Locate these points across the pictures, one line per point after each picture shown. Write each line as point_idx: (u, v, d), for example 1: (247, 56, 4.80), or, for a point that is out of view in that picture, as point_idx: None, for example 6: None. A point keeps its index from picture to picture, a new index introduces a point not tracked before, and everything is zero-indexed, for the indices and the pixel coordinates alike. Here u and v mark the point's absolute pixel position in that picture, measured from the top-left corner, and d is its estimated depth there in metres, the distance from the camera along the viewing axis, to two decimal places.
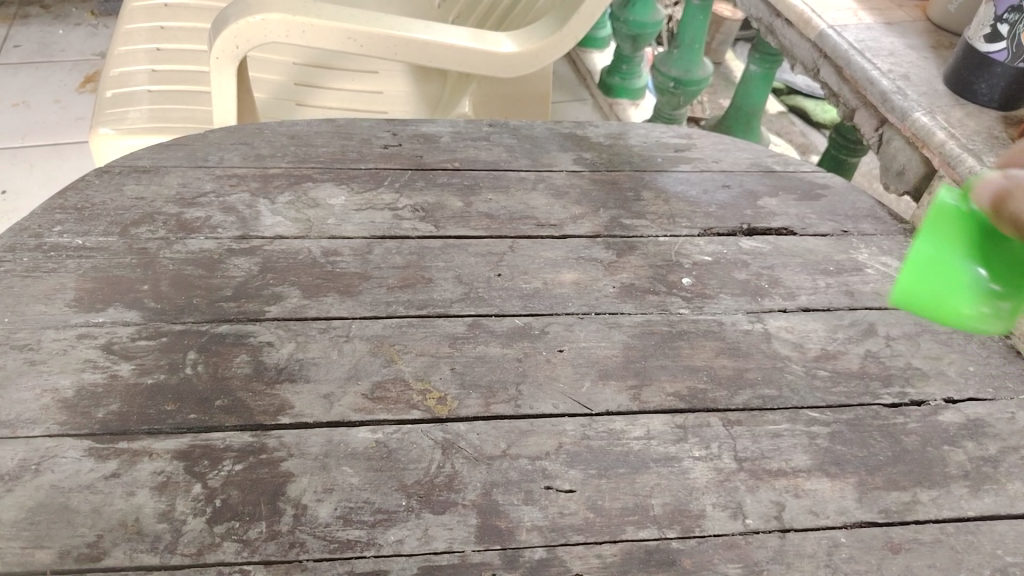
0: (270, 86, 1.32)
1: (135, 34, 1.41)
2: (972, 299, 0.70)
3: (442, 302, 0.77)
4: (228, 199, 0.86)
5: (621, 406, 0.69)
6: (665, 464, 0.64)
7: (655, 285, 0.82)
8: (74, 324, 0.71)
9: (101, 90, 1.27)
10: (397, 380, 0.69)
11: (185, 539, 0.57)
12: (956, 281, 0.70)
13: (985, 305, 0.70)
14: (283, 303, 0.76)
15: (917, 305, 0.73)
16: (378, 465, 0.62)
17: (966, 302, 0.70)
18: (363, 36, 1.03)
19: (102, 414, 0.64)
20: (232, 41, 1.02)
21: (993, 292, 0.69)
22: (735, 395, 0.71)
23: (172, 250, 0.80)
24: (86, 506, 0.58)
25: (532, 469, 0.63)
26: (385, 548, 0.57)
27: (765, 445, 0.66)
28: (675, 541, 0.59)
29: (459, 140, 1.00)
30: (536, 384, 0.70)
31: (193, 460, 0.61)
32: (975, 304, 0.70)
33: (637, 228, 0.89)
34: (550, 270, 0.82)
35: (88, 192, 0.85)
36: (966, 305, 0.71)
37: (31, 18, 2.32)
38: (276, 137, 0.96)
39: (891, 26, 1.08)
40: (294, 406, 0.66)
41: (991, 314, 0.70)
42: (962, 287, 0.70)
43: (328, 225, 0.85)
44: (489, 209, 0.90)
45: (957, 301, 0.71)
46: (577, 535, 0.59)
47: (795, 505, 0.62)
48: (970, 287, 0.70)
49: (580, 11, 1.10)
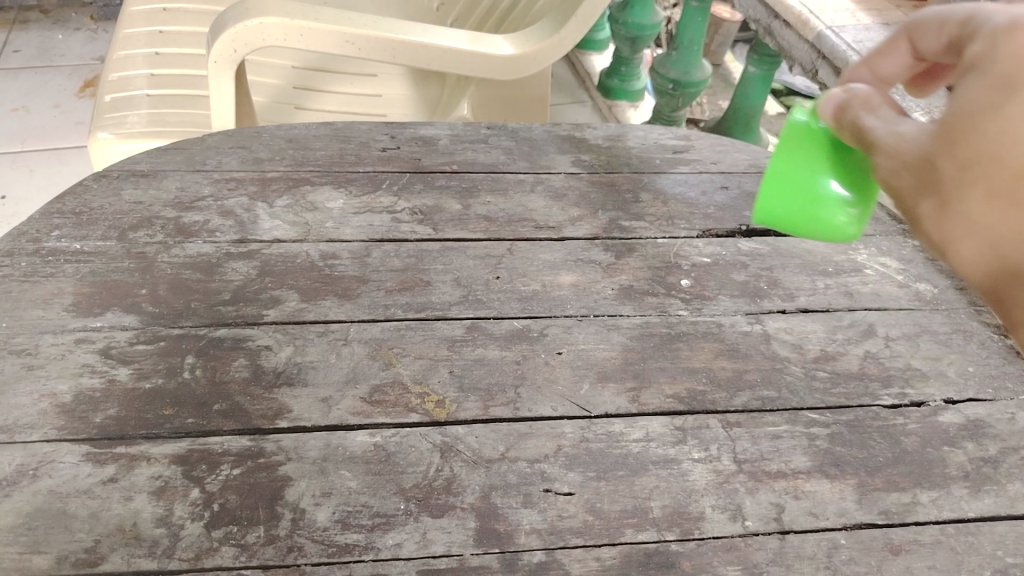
0: (269, 90, 1.33)
1: (134, 38, 1.41)
2: (832, 208, 0.68)
3: (441, 305, 0.77)
4: (226, 203, 0.86)
5: (620, 409, 0.69)
6: (664, 466, 0.64)
7: (653, 286, 0.82)
8: (72, 329, 0.71)
9: (100, 94, 1.28)
10: (396, 383, 0.69)
11: (183, 544, 0.57)
12: (817, 197, 0.67)
13: (843, 213, 0.68)
14: (281, 307, 0.76)
15: (781, 220, 0.70)
16: (376, 469, 0.62)
17: (829, 211, 0.68)
18: (361, 40, 1.03)
19: (100, 419, 0.64)
20: (230, 45, 1.02)
21: (841, 203, 0.67)
22: (735, 396, 0.70)
23: (170, 254, 0.80)
24: (84, 511, 0.58)
25: (531, 471, 0.63)
26: (383, 551, 0.57)
27: (764, 446, 0.66)
28: (674, 543, 0.59)
29: (457, 143, 1.00)
30: (535, 386, 0.70)
31: (192, 465, 0.61)
32: (837, 212, 0.68)
33: (635, 230, 0.89)
34: (549, 272, 0.82)
35: (86, 197, 0.85)
36: (839, 212, 0.68)
37: (31, 23, 2.32)
38: (275, 141, 0.96)
39: (889, 26, 1.08)
40: (292, 410, 0.66)
41: (847, 223, 0.68)
42: (826, 198, 0.67)
43: (326, 228, 0.85)
44: (487, 212, 0.90)
45: (828, 211, 0.68)
46: (577, 538, 0.59)
47: (795, 507, 0.62)
48: (830, 201, 0.67)
49: (577, 13, 1.10)
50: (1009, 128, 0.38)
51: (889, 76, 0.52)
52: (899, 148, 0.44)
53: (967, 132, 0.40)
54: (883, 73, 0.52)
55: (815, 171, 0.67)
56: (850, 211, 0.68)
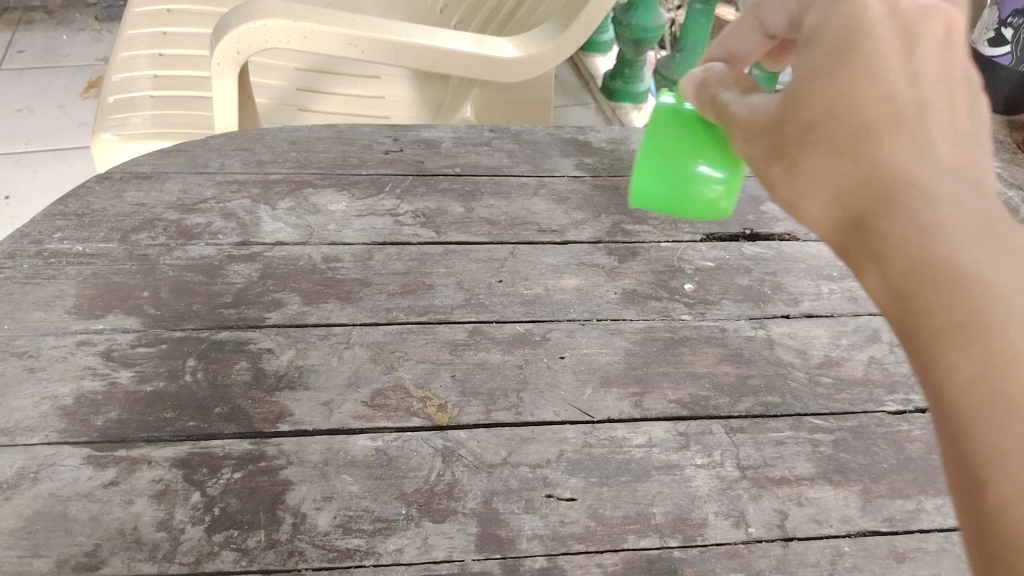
0: (272, 91, 1.33)
1: (137, 39, 1.41)
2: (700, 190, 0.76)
3: (443, 308, 0.77)
4: (228, 205, 0.86)
5: (622, 414, 0.68)
6: (667, 472, 0.64)
7: (656, 290, 0.81)
8: (73, 331, 0.71)
9: (104, 95, 1.28)
10: (397, 387, 0.69)
11: (183, 548, 0.56)
12: (686, 179, 0.76)
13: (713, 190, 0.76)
14: (282, 310, 0.75)
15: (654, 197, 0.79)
16: (378, 473, 0.62)
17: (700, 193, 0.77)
18: (364, 42, 1.03)
19: (101, 422, 0.64)
20: (233, 47, 1.02)
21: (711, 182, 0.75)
22: (738, 402, 0.70)
23: (172, 256, 0.79)
24: (85, 514, 0.58)
25: (533, 477, 0.63)
26: (384, 556, 0.57)
27: (767, 452, 0.66)
28: (677, 550, 0.59)
29: (460, 145, 0.99)
30: (538, 391, 0.70)
31: (193, 468, 0.61)
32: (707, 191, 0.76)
33: (638, 233, 0.89)
34: (551, 276, 0.82)
35: (88, 199, 0.85)
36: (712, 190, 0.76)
37: (35, 23, 2.32)
38: (277, 143, 0.96)
39: None
40: (293, 413, 0.66)
41: (719, 196, 0.76)
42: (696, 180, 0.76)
43: (329, 231, 0.85)
44: (490, 215, 0.89)
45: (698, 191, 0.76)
46: (579, 544, 0.59)
47: (799, 513, 0.62)
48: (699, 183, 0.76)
49: (581, 17, 1.09)
50: (833, 101, 0.48)
51: (740, 53, 0.66)
52: (752, 116, 0.58)
53: (807, 109, 0.50)
54: (733, 50, 0.66)
55: (685, 152, 0.74)
56: (718, 188, 0.75)
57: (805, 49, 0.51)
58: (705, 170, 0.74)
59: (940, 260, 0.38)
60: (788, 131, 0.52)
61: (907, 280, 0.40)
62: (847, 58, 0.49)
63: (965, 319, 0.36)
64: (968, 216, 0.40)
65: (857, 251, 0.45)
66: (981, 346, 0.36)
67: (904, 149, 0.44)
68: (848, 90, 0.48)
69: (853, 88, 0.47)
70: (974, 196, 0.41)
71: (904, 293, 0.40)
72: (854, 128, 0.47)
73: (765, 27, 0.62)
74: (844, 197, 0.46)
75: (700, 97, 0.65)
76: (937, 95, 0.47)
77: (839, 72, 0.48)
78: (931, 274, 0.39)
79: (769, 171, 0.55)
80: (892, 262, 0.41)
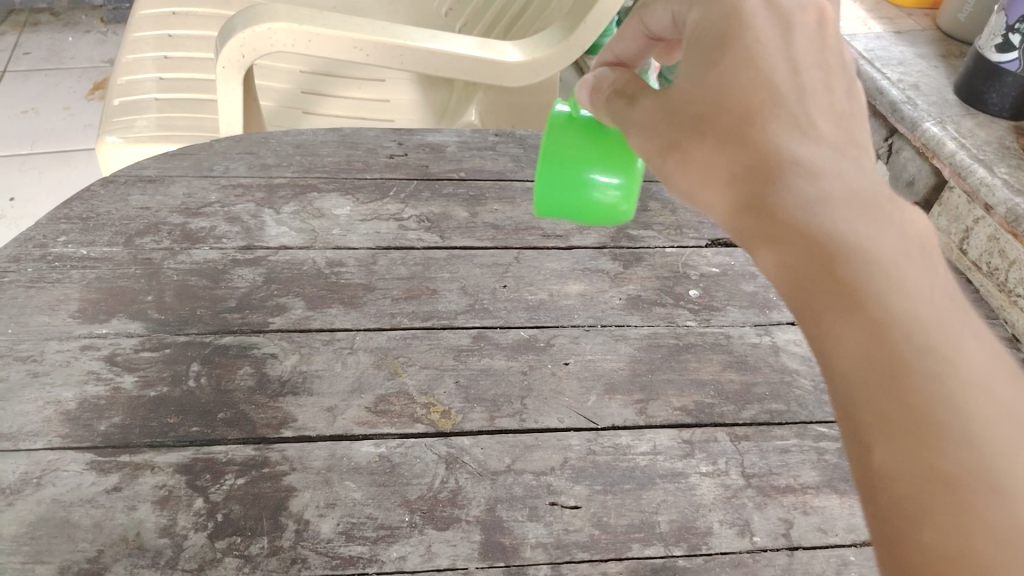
0: (277, 95, 1.33)
1: (143, 42, 1.41)
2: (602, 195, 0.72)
3: (447, 313, 0.77)
4: (233, 209, 0.86)
5: (627, 421, 0.68)
6: (672, 480, 0.63)
7: (661, 296, 0.81)
8: (77, 336, 0.71)
9: (110, 98, 1.28)
10: (401, 393, 0.69)
11: (185, 555, 0.56)
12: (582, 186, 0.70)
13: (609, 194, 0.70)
14: (286, 315, 0.75)
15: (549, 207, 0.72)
16: (381, 480, 0.62)
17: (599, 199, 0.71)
18: (368, 45, 1.03)
19: (105, 427, 0.64)
20: (238, 51, 1.02)
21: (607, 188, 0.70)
22: (743, 409, 0.70)
23: (176, 260, 0.79)
24: (87, 520, 0.58)
25: (537, 484, 0.62)
26: (387, 564, 0.57)
27: (773, 461, 0.65)
28: (681, 559, 0.58)
29: (464, 150, 0.99)
30: (542, 398, 0.69)
31: (196, 474, 0.61)
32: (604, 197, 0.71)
33: (643, 239, 0.88)
34: (556, 281, 0.82)
35: (93, 202, 0.85)
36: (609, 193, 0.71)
37: (41, 25, 2.33)
38: (282, 147, 0.96)
39: (901, 35, 1.13)
40: (297, 419, 0.66)
41: (617, 201, 0.71)
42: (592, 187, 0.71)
43: (333, 235, 0.85)
44: (494, 220, 0.89)
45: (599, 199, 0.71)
46: (583, 552, 0.58)
47: (804, 522, 0.61)
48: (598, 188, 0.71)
49: (586, 21, 1.09)
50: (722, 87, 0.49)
51: (630, 57, 0.65)
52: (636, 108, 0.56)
53: (698, 97, 0.51)
54: (622, 54, 0.65)
55: (580, 158, 0.69)
56: (615, 194, 0.70)
57: (688, 49, 0.53)
58: (599, 179, 0.69)
59: (831, 234, 0.38)
60: (670, 125, 0.53)
61: (797, 260, 0.39)
62: (730, 46, 0.50)
63: (859, 293, 0.36)
64: (853, 187, 0.41)
65: (746, 238, 0.44)
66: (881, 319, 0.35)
67: (789, 130, 0.46)
68: (732, 79, 0.49)
69: (735, 76, 0.49)
70: (857, 173, 0.43)
71: (798, 273, 0.39)
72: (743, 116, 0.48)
73: (649, 31, 0.62)
74: (735, 184, 0.46)
75: (590, 97, 0.62)
76: (815, 80, 0.49)
77: (722, 62, 0.50)
78: (824, 249, 0.38)
79: (656, 167, 0.54)
80: (781, 241, 0.40)
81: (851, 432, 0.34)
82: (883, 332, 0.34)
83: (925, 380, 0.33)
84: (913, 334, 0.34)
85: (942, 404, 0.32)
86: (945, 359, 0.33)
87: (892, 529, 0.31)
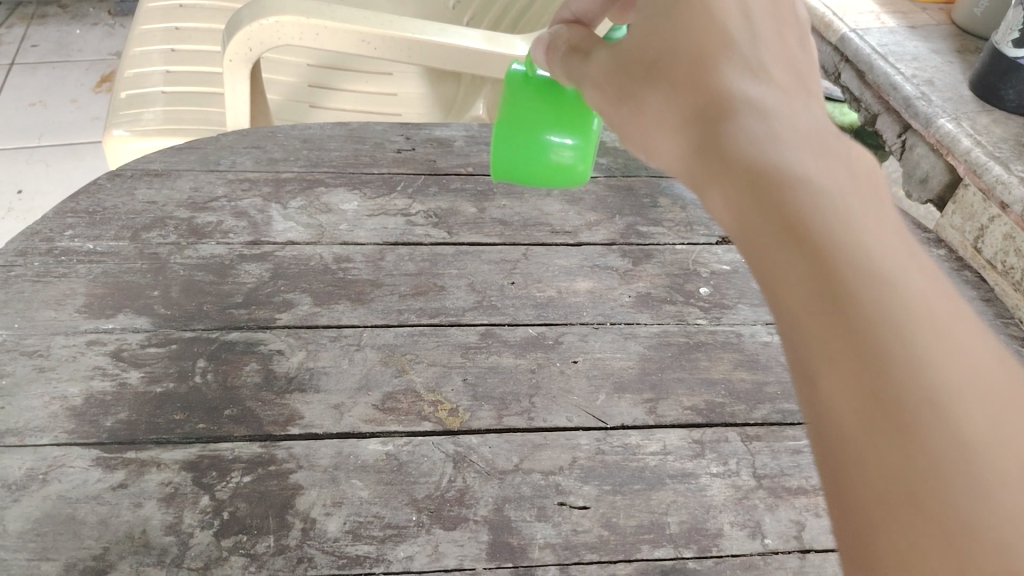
0: (284, 88, 1.32)
1: (149, 35, 1.41)
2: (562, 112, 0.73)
3: (455, 310, 0.76)
4: (240, 204, 0.86)
5: (636, 420, 0.67)
6: (682, 481, 0.63)
7: (672, 294, 0.80)
8: (83, 331, 0.71)
9: (117, 91, 1.27)
10: (408, 391, 0.68)
11: (191, 553, 0.56)
12: (538, 149, 0.73)
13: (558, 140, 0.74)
14: (293, 310, 0.75)
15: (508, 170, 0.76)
16: (388, 478, 0.61)
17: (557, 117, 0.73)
18: (376, 38, 1.02)
19: (111, 423, 0.63)
20: (246, 43, 1.01)
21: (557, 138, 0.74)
22: (754, 409, 0.69)
23: (183, 255, 0.79)
24: (93, 517, 0.57)
25: (545, 484, 0.62)
26: (394, 564, 0.56)
27: (784, 461, 0.65)
28: (691, 561, 0.58)
29: (473, 144, 0.98)
30: (550, 396, 0.69)
31: (202, 471, 0.60)
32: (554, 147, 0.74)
33: (653, 236, 0.88)
34: (565, 278, 0.81)
35: (100, 196, 0.84)
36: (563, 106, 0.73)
37: (49, 17, 2.32)
38: (289, 141, 0.95)
39: (915, 30, 1.11)
40: (304, 416, 0.65)
41: (573, 162, 0.74)
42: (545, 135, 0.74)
43: (340, 230, 0.84)
44: (502, 215, 0.88)
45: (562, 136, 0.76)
46: (591, 553, 0.58)
47: (816, 524, 0.61)
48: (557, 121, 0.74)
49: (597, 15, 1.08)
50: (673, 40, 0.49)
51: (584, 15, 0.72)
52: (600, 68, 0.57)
53: (654, 54, 0.51)
54: (579, 11, 0.71)
55: (535, 124, 0.72)
56: (570, 153, 0.74)
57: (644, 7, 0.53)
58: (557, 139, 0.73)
59: (779, 172, 0.37)
60: (633, 80, 0.52)
61: (745, 207, 0.38)
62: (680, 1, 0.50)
63: (801, 228, 0.35)
64: (799, 124, 0.40)
65: (699, 183, 0.43)
66: (825, 258, 0.34)
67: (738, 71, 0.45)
68: (684, 31, 0.49)
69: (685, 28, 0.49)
70: (807, 112, 0.41)
71: (740, 210, 0.38)
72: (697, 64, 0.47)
73: None
74: (687, 131, 0.45)
75: (548, 55, 0.65)
76: (767, 26, 0.48)
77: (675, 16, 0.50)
78: (771, 188, 0.37)
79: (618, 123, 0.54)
80: (728, 188, 0.39)
81: (801, 375, 0.34)
82: (826, 268, 0.33)
83: (875, 332, 0.31)
84: (856, 263, 0.33)
85: (884, 335, 0.31)
86: (897, 305, 0.32)
87: (839, 466, 0.32)
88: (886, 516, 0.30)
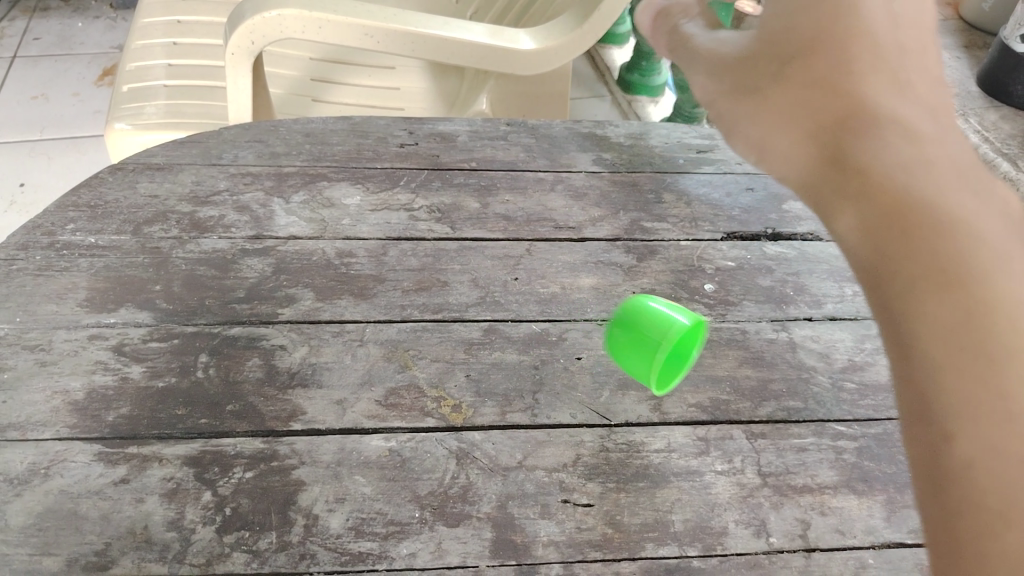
0: (286, 82, 1.32)
1: (152, 28, 1.40)
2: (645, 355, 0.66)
3: (458, 306, 0.76)
4: (242, 198, 0.85)
5: (640, 417, 0.67)
6: (686, 478, 0.62)
7: (676, 290, 0.80)
8: (85, 325, 0.70)
9: (118, 84, 1.27)
10: (411, 387, 0.68)
11: (193, 549, 0.56)
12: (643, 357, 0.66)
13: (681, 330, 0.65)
14: (296, 306, 0.74)
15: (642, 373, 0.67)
16: (391, 475, 0.61)
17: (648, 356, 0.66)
18: (378, 32, 1.01)
19: (112, 418, 0.63)
20: (248, 37, 1.00)
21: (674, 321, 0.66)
22: (759, 407, 0.68)
23: (185, 249, 0.79)
24: (95, 513, 0.57)
25: (549, 481, 0.61)
26: (397, 561, 0.56)
27: (790, 459, 0.64)
28: (696, 559, 0.57)
29: (476, 139, 0.98)
30: (554, 393, 0.68)
31: (204, 467, 0.60)
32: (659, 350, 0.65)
33: (657, 231, 0.87)
34: (568, 274, 0.81)
35: (101, 189, 0.84)
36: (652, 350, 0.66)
37: (51, 11, 2.32)
38: (291, 135, 0.95)
39: None
40: (306, 412, 0.65)
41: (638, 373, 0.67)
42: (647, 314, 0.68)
43: (343, 225, 0.84)
44: (506, 211, 0.88)
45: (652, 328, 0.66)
46: (595, 551, 0.57)
47: (821, 523, 0.60)
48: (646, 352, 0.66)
49: (601, 9, 1.07)
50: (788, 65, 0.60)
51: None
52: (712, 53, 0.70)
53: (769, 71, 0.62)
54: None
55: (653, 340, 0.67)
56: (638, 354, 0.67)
57: (789, 18, 0.59)
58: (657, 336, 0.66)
59: (930, 212, 0.42)
60: (754, 86, 0.64)
61: (882, 232, 0.44)
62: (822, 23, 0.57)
63: (951, 273, 0.40)
64: (952, 166, 0.45)
65: (833, 202, 0.51)
66: (966, 301, 0.39)
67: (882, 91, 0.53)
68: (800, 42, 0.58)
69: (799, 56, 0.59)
70: (953, 152, 0.47)
71: (876, 239, 0.44)
72: (834, 93, 0.55)
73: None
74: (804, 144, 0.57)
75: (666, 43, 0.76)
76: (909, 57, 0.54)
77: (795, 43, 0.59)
78: (914, 227, 0.42)
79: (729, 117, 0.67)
80: (872, 216, 0.45)
81: (914, 382, 0.40)
82: (968, 312, 0.39)
83: (1000, 372, 0.37)
84: (998, 312, 0.38)
85: (1004, 378, 0.37)
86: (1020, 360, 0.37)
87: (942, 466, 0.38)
88: (984, 515, 0.36)
